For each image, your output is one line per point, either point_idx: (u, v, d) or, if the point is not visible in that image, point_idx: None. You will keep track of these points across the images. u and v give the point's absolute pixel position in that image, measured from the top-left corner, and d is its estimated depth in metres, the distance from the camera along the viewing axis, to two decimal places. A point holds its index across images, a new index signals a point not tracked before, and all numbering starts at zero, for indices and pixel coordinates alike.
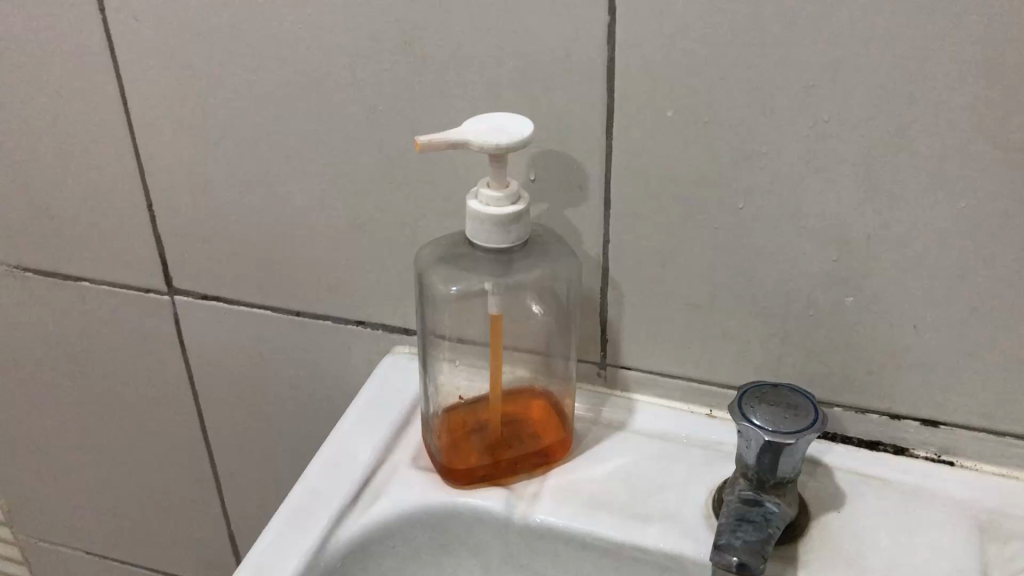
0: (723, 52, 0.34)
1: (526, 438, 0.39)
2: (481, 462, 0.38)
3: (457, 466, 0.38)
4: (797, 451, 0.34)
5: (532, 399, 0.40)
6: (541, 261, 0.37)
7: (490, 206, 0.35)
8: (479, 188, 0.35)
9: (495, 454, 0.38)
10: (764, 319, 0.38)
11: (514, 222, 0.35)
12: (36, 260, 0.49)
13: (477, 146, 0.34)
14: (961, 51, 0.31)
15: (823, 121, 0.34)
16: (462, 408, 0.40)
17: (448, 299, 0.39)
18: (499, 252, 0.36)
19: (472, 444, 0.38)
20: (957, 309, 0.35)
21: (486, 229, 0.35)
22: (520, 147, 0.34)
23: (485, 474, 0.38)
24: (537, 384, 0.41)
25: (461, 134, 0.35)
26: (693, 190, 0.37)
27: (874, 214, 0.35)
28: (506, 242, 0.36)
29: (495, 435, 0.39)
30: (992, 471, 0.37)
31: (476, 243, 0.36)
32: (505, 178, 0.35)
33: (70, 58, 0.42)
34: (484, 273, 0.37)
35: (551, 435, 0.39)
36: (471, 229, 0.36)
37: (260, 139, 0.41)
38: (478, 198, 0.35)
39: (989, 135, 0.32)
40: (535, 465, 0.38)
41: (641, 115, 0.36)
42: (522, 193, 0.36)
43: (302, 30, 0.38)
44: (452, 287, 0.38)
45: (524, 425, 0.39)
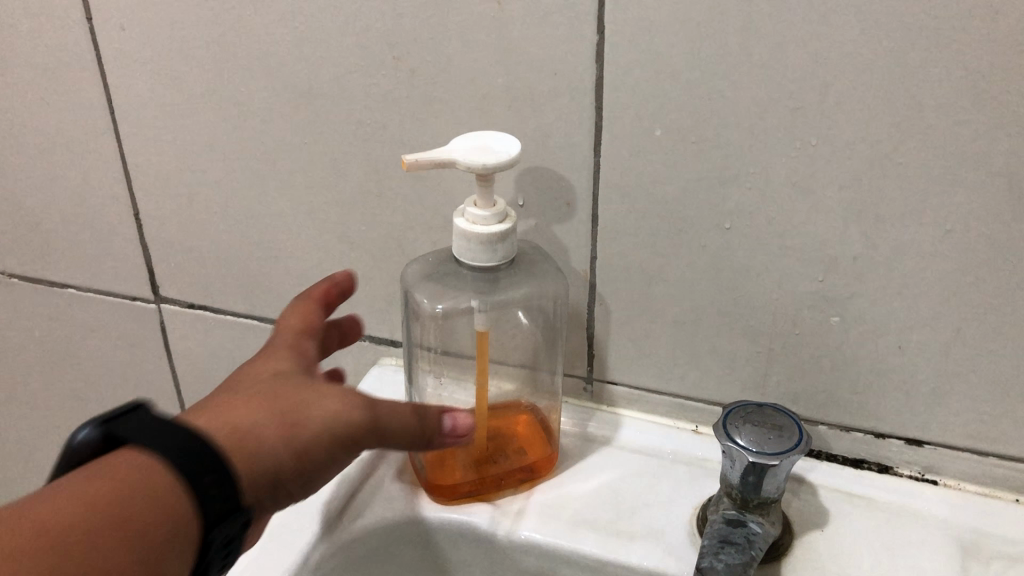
0: (711, 70, 0.32)
1: (510, 454, 0.39)
2: (467, 479, 0.38)
3: (441, 482, 0.38)
4: (785, 469, 0.32)
5: (518, 416, 0.40)
6: (524, 281, 0.36)
7: (475, 225, 0.33)
8: (466, 205, 0.34)
9: (480, 470, 0.38)
10: (751, 338, 0.37)
11: (501, 241, 0.34)
12: (23, 267, 0.50)
13: (465, 163, 0.32)
14: (955, 77, 0.29)
15: (810, 145, 0.32)
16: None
17: (433, 316, 0.37)
18: (485, 270, 0.35)
19: (457, 460, 0.38)
20: (947, 335, 0.34)
21: (472, 247, 0.34)
22: (507, 168, 0.32)
23: (469, 490, 0.38)
24: (525, 401, 0.41)
25: (449, 150, 0.32)
26: (680, 210, 0.35)
27: (867, 239, 0.33)
28: (492, 261, 0.34)
29: (480, 450, 0.39)
30: (976, 491, 0.37)
31: (462, 261, 0.34)
32: (491, 196, 0.33)
33: (49, 69, 0.41)
34: (469, 290, 0.36)
35: (536, 451, 0.39)
36: (456, 247, 0.34)
37: (242, 152, 0.41)
38: (463, 217, 0.34)
39: (977, 161, 0.31)
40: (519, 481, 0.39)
41: (631, 128, 0.34)
42: (510, 211, 0.34)
43: (274, 47, 0.37)
44: (437, 304, 0.37)
45: (510, 441, 0.39)
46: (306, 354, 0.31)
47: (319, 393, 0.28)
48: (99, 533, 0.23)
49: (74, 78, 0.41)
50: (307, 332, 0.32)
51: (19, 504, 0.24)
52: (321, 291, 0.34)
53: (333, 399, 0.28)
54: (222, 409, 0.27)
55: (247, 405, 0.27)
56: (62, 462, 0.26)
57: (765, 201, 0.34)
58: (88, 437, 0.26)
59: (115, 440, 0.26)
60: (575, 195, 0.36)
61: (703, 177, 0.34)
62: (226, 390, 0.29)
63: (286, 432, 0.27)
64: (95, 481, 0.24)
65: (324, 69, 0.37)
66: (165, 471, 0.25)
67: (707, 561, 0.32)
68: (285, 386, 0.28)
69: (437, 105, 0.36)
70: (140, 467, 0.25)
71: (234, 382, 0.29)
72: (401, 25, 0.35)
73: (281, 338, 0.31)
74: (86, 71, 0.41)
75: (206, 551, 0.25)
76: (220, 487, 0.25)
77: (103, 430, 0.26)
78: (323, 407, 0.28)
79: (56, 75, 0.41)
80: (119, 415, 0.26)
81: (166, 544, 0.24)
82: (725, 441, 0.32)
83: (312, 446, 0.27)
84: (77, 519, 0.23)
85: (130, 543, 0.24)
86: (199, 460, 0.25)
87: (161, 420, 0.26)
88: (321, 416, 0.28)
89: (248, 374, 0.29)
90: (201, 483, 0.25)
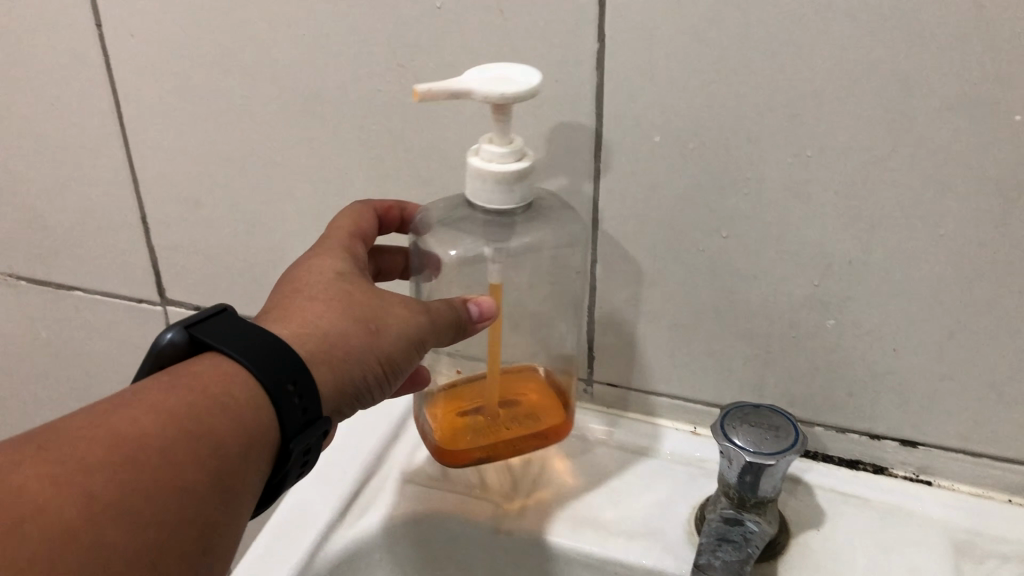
0: (708, 78, 0.33)
1: (523, 419, 0.38)
2: (478, 444, 0.37)
3: (450, 446, 0.37)
4: (782, 469, 0.33)
5: (532, 380, 0.40)
6: (540, 227, 0.35)
7: (493, 163, 0.32)
8: (481, 142, 0.33)
9: (491, 435, 0.37)
10: (748, 341, 0.38)
11: (519, 181, 0.32)
12: (30, 270, 0.50)
13: (481, 94, 0.30)
14: (945, 86, 0.30)
15: (805, 153, 0.33)
16: (460, 390, 0.39)
17: (445, 265, 0.36)
18: (500, 215, 0.34)
19: (467, 427, 0.38)
20: (940, 337, 0.35)
21: (487, 188, 0.33)
22: (529, 99, 0.30)
23: (481, 456, 0.37)
24: (538, 364, 0.40)
25: (463, 81, 0.31)
26: (678, 214, 0.36)
27: (862, 244, 0.34)
28: (508, 203, 0.33)
29: (492, 416, 0.38)
30: (969, 491, 0.38)
31: (475, 204, 0.33)
32: (508, 132, 0.32)
33: (59, 75, 0.42)
34: (481, 238, 0.35)
35: (550, 416, 0.38)
36: (470, 188, 0.33)
37: (248, 157, 0.41)
38: (479, 154, 0.32)
39: (967, 167, 0.31)
40: (534, 444, 0.38)
41: (632, 134, 0.35)
42: (526, 148, 0.33)
43: (280, 55, 0.38)
44: (449, 251, 0.35)
45: (523, 406, 0.39)
46: (358, 258, 0.34)
47: (385, 300, 0.31)
48: (176, 443, 0.25)
49: (83, 84, 0.42)
50: (355, 238, 0.35)
51: (94, 410, 0.25)
52: (384, 208, 0.37)
53: (400, 306, 0.31)
54: (292, 318, 0.30)
55: (318, 312, 0.30)
56: (152, 361, 0.29)
57: (762, 206, 0.35)
58: (176, 339, 0.29)
59: (201, 344, 0.28)
60: (577, 198, 0.37)
61: (701, 182, 0.35)
62: (289, 294, 0.31)
63: (362, 338, 0.30)
64: (178, 386, 0.26)
65: (330, 77, 0.38)
66: (254, 378, 0.27)
67: (705, 558, 0.32)
68: (353, 293, 0.31)
69: (441, 112, 0.37)
70: (225, 374, 0.27)
71: (298, 285, 0.31)
72: (406, 34, 0.35)
73: (331, 244, 0.34)
74: (97, 77, 0.42)
75: (287, 457, 0.29)
76: (300, 397, 0.28)
77: (188, 333, 0.29)
78: (393, 316, 0.31)
79: (66, 80, 0.42)
80: (200, 321, 0.29)
81: (245, 454, 0.27)
82: (723, 441, 0.33)
83: (384, 351, 0.30)
84: (156, 426, 0.25)
85: (209, 452, 0.26)
86: (281, 368, 0.28)
87: (241, 328, 0.29)
88: (390, 322, 0.31)
89: (303, 280, 0.32)
90: (284, 390, 0.28)
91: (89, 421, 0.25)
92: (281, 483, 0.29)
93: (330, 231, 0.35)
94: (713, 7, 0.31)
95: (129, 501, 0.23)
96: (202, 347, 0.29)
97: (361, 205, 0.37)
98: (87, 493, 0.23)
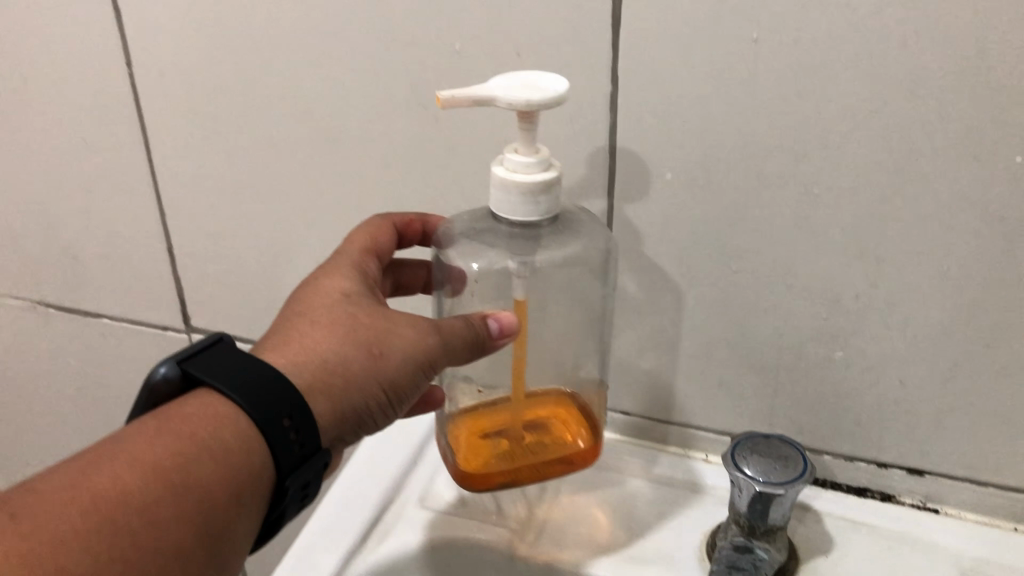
0: (717, 120, 0.34)
1: (548, 446, 0.37)
2: (501, 467, 0.36)
3: (471, 468, 0.36)
4: (791, 497, 0.34)
5: (559, 403, 0.39)
6: (568, 240, 0.35)
7: (518, 173, 0.32)
8: (505, 152, 0.32)
9: (514, 460, 0.36)
10: (758, 371, 0.39)
11: (543, 192, 0.32)
12: (61, 298, 0.52)
13: (507, 100, 0.30)
14: (946, 128, 0.31)
15: (812, 192, 0.34)
16: (484, 411, 0.39)
17: (469, 277, 0.36)
18: (525, 226, 0.34)
19: (490, 451, 0.37)
20: (945, 369, 0.36)
21: (512, 198, 0.32)
22: (553, 105, 0.30)
23: (502, 480, 0.36)
24: (567, 387, 0.40)
25: (487, 88, 0.31)
26: (688, 249, 0.37)
27: (868, 279, 0.35)
28: (534, 214, 0.33)
29: (516, 441, 0.37)
30: (976, 519, 0.39)
31: (500, 216, 0.33)
32: (533, 141, 0.32)
33: (91, 113, 0.44)
34: (506, 251, 0.35)
35: (576, 443, 0.37)
36: (495, 199, 0.33)
37: (271, 191, 0.43)
38: (504, 164, 0.32)
39: (969, 206, 0.32)
40: (559, 472, 0.36)
41: (644, 172, 0.36)
42: (552, 159, 0.33)
43: (303, 95, 0.39)
44: (472, 263, 0.36)
45: (549, 433, 0.38)
46: (367, 276, 0.34)
47: (392, 320, 0.31)
48: (160, 499, 0.26)
49: (114, 121, 0.44)
50: (365, 253, 0.35)
51: (76, 466, 0.26)
52: (405, 221, 0.38)
53: (407, 327, 0.31)
54: (293, 344, 0.30)
55: (319, 338, 0.31)
56: (147, 397, 0.30)
57: (771, 242, 0.36)
58: (169, 374, 0.30)
59: (193, 379, 0.29)
60: None
61: (711, 218, 0.36)
62: (295, 315, 0.32)
63: (365, 364, 0.30)
64: (164, 433, 0.27)
65: (351, 115, 0.39)
66: (246, 416, 0.28)
67: None
68: (358, 315, 0.31)
69: (459, 149, 0.38)
70: (214, 414, 0.28)
71: (304, 306, 0.32)
72: (426, 76, 0.37)
73: (341, 262, 0.34)
74: (127, 114, 0.43)
75: (283, 493, 0.30)
76: (297, 432, 0.29)
77: (181, 369, 0.30)
78: (399, 339, 0.31)
79: (97, 117, 0.44)
80: (192, 355, 0.30)
81: (234, 501, 0.28)
82: (733, 471, 0.34)
83: (389, 376, 0.31)
84: (138, 484, 0.26)
85: (192, 506, 0.26)
86: (275, 405, 0.28)
87: (234, 362, 0.30)
88: (394, 345, 0.31)
89: (310, 299, 0.32)
90: (280, 425, 0.28)
91: (69, 481, 0.25)
92: (280, 518, 0.30)
93: (344, 247, 0.35)
94: (722, 53, 0.32)
95: (108, 567, 0.24)
96: (194, 382, 0.30)
97: (379, 216, 0.37)
98: (63, 563, 0.24)
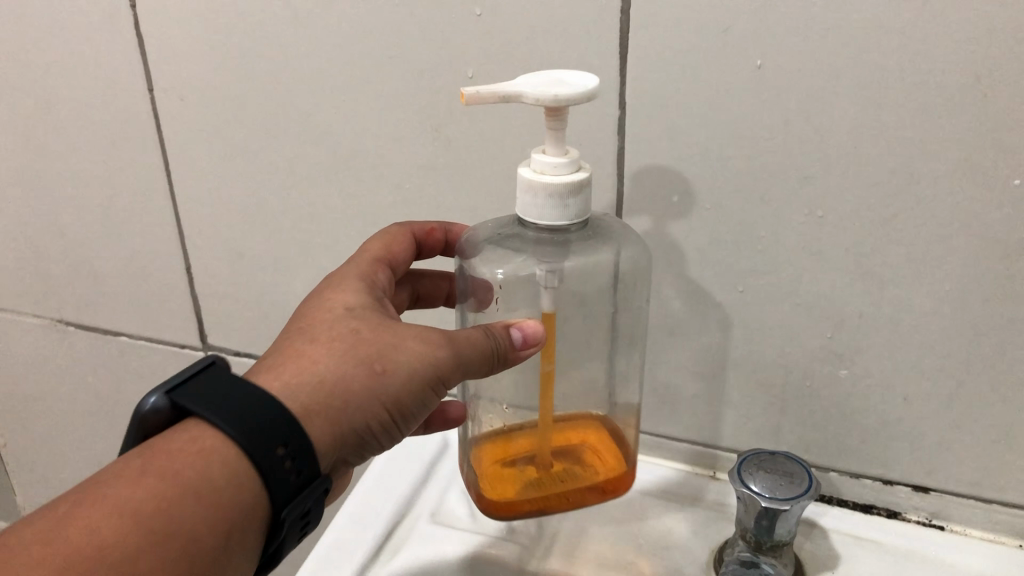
0: (723, 144, 0.35)
1: (576, 475, 0.37)
2: (529, 496, 0.36)
3: (499, 497, 0.36)
4: (796, 513, 0.34)
5: (588, 428, 0.39)
6: (597, 246, 0.35)
7: (546, 174, 0.31)
8: (534, 153, 0.32)
9: (543, 490, 0.36)
10: (764, 390, 0.40)
11: (573, 196, 0.31)
12: (80, 316, 0.53)
13: (533, 96, 0.29)
14: (945, 152, 0.32)
15: (816, 215, 0.35)
16: (510, 435, 0.39)
17: (494, 286, 0.35)
18: (553, 231, 0.33)
19: (518, 479, 0.37)
20: (949, 388, 0.36)
21: (539, 202, 0.32)
22: (584, 102, 0.29)
23: (529, 509, 0.36)
24: (596, 411, 0.40)
25: (514, 84, 0.30)
26: (696, 269, 0.38)
27: (872, 298, 0.36)
28: (562, 218, 0.32)
29: (543, 470, 0.37)
30: (981, 536, 0.39)
31: (527, 220, 0.32)
32: (563, 141, 0.31)
33: (113, 135, 0.45)
34: (533, 258, 0.34)
35: (604, 473, 0.37)
36: (522, 202, 0.32)
37: (287, 212, 0.44)
38: (532, 165, 0.32)
39: (969, 228, 0.33)
40: (587, 499, 0.37)
41: (652, 194, 0.37)
42: (581, 160, 0.32)
43: (320, 119, 0.40)
44: (499, 270, 0.34)
45: (576, 462, 0.38)
46: (374, 292, 0.34)
47: (396, 334, 0.31)
48: (139, 549, 0.25)
49: (135, 143, 0.45)
50: (369, 271, 0.35)
51: (54, 518, 0.26)
52: (426, 230, 0.38)
53: (414, 340, 0.31)
54: (292, 362, 0.30)
55: (320, 356, 0.30)
56: (136, 429, 0.29)
57: (776, 263, 0.36)
58: (158, 404, 0.29)
59: (183, 410, 0.29)
60: None
61: (718, 239, 0.37)
62: (297, 332, 0.31)
63: (365, 382, 0.30)
64: (148, 475, 0.27)
65: (366, 139, 0.40)
66: (237, 449, 0.28)
67: None
68: (361, 330, 0.31)
69: (472, 171, 0.39)
70: (202, 451, 0.27)
71: (307, 323, 0.31)
72: (439, 101, 0.38)
73: (347, 279, 0.34)
74: (147, 137, 0.44)
75: (280, 525, 0.29)
76: (293, 459, 0.28)
77: (170, 400, 0.29)
78: (404, 354, 0.30)
79: (119, 140, 0.45)
80: (181, 383, 0.29)
81: (223, 541, 0.27)
82: (740, 487, 0.34)
83: (391, 392, 0.30)
84: (114, 535, 0.25)
85: (175, 554, 0.26)
86: (268, 434, 0.28)
87: (225, 391, 0.29)
88: (399, 361, 0.30)
89: (313, 316, 0.32)
90: (275, 454, 0.28)
91: (46, 536, 0.25)
92: (278, 551, 0.30)
93: (358, 256, 0.36)
94: (727, 79, 0.33)
95: None
96: (184, 412, 0.29)
97: (402, 224, 0.38)
98: None
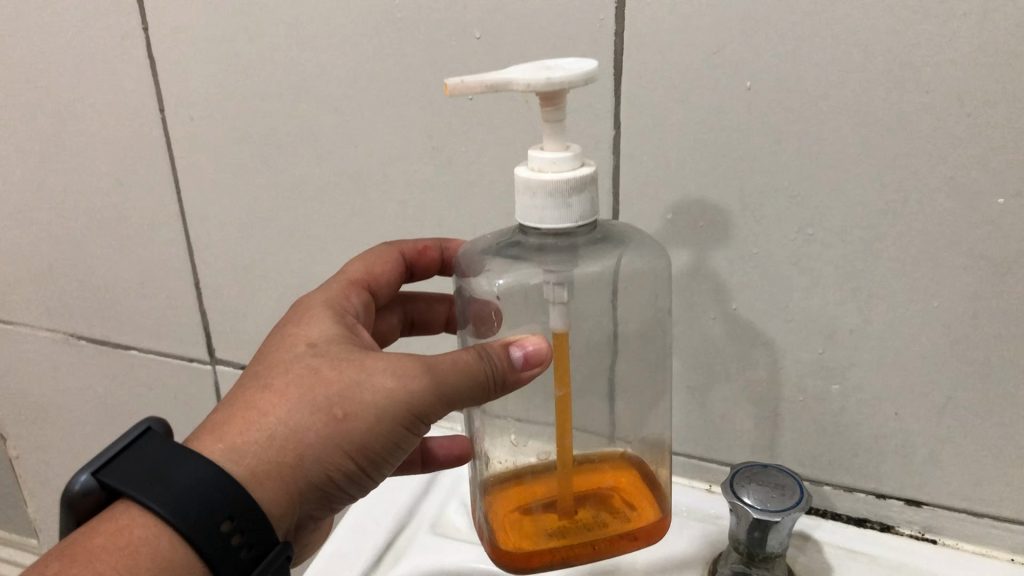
0: (715, 163, 0.35)
1: (602, 522, 0.36)
2: (549, 544, 0.35)
3: (518, 548, 0.35)
4: (788, 525, 0.35)
5: (611, 473, 0.38)
6: (604, 253, 0.34)
7: (545, 171, 0.31)
8: (531, 151, 0.31)
9: (568, 539, 0.35)
10: (759, 404, 0.40)
11: (574, 193, 0.31)
12: (92, 330, 0.54)
13: (522, 81, 0.28)
14: (930, 171, 0.33)
15: (806, 232, 0.35)
16: (526, 481, 0.38)
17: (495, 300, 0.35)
18: (558, 233, 0.33)
19: (539, 529, 0.36)
20: (939, 402, 0.37)
21: (540, 202, 0.31)
22: (580, 84, 0.28)
23: (554, 560, 0.35)
24: (620, 450, 0.39)
25: (504, 73, 0.29)
26: (690, 285, 0.39)
27: (861, 315, 0.36)
28: (566, 219, 0.31)
29: (566, 518, 0.36)
30: (972, 549, 0.39)
31: (528, 225, 0.32)
32: (561, 137, 0.31)
33: (124, 153, 0.46)
34: (537, 267, 0.34)
35: (632, 521, 0.36)
36: (522, 205, 0.32)
37: (293, 229, 0.45)
38: (530, 163, 0.31)
39: (955, 244, 0.34)
40: (616, 546, 0.36)
41: (648, 211, 0.38)
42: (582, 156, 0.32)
43: (323, 138, 0.41)
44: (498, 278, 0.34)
45: (601, 508, 0.37)
46: (346, 324, 0.34)
47: (363, 369, 0.30)
48: None
49: (146, 161, 0.46)
50: (338, 303, 0.35)
51: None
52: (419, 249, 0.39)
53: (381, 376, 0.30)
54: (245, 415, 0.30)
55: (277, 402, 0.30)
56: (69, 510, 0.29)
57: (768, 279, 0.37)
58: (88, 485, 0.29)
59: (113, 490, 0.29)
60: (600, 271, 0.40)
61: (712, 256, 0.37)
62: (262, 372, 0.31)
63: (322, 429, 0.30)
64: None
65: (370, 158, 0.41)
66: (167, 534, 0.28)
67: None
68: (325, 369, 0.31)
69: (472, 189, 0.40)
70: (129, 544, 0.27)
71: (269, 365, 0.32)
72: (440, 120, 0.39)
73: (318, 311, 0.34)
74: (158, 155, 0.46)
75: None
76: (241, 532, 0.29)
77: (99, 481, 0.29)
78: (367, 396, 0.30)
79: (130, 157, 0.46)
80: (112, 460, 0.29)
81: None
82: (733, 498, 0.35)
83: (354, 436, 0.30)
84: None
85: None
86: (212, 508, 0.28)
87: (154, 471, 0.29)
88: (360, 404, 0.30)
89: (278, 354, 0.32)
90: (220, 530, 0.28)
91: None
92: None
93: (335, 279, 0.37)
94: (718, 99, 0.34)
95: None
96: (114, 493, 0.29)
97: (393, 244, 0.39)
98: None
